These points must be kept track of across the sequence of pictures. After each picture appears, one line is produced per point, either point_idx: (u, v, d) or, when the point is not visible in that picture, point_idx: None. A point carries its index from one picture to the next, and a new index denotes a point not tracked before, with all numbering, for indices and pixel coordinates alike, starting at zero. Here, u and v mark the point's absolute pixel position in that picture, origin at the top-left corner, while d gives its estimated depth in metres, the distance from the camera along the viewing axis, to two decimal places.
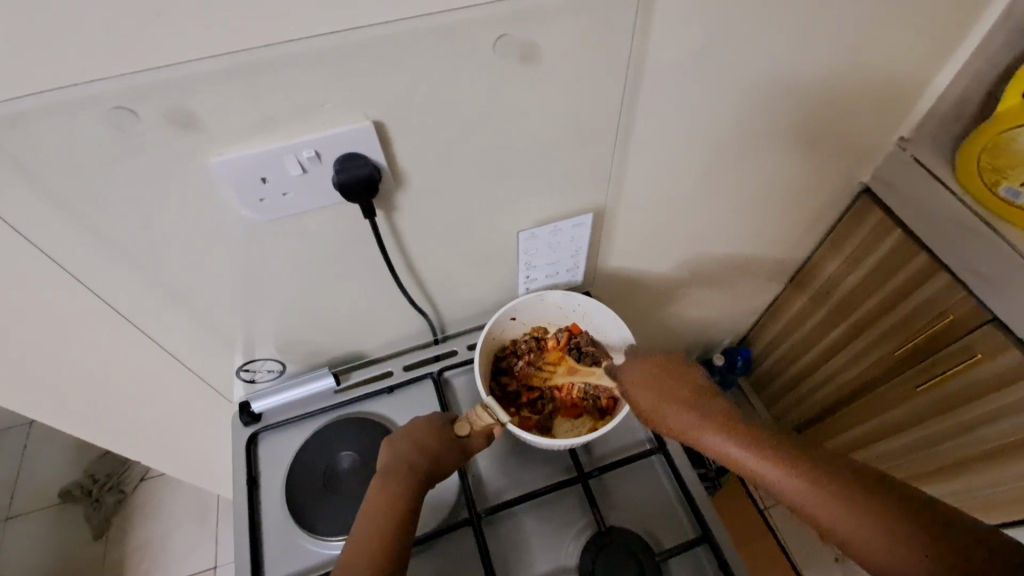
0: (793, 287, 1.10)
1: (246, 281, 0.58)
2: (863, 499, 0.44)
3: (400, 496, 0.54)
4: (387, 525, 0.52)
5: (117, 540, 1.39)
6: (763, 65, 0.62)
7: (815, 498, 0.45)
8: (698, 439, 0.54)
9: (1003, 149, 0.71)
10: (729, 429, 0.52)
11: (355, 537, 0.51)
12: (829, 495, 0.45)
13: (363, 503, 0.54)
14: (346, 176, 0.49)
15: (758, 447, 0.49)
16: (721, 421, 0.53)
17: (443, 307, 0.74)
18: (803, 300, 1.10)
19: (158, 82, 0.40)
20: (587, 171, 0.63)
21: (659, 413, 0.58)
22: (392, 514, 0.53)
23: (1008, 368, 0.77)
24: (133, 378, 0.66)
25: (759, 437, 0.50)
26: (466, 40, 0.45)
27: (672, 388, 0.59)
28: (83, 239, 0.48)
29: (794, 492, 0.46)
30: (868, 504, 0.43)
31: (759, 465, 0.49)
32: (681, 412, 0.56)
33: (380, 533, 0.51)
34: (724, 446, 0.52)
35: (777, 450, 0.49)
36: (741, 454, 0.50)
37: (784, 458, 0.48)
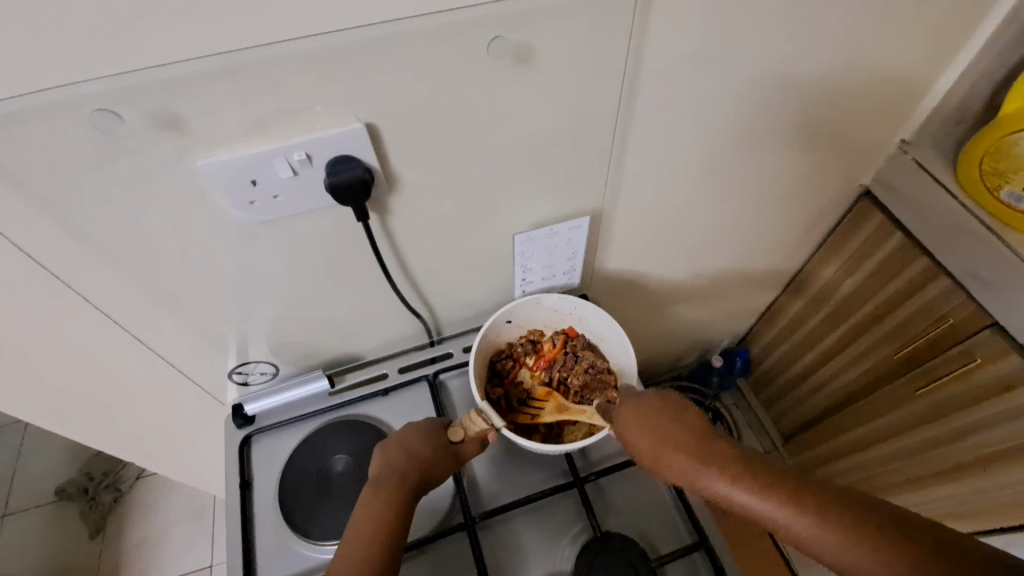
0: (792, 289, 1.10)
1: (238, 283, 0.57)
2: (885, 545, 0.38)
3: (391, 504, 0.53)
4: (377, 534, 0.51)
5: (113, 538, 1.39)
6: (763, 66, 0.61)
7: (835, 547, 0.40)
8: (703, 488, 0.48)
9: (1005, 152, 0.70)
10: (728, 471, 0.46)
11: (344, 547, 0.51)
12: (847, 542, 0.39)
13: (354, 511, 0.54)
14: (338, 179, 0.48)
15: (763, 490, 0.44)
16: (720, 459, 0.48)
17: (438, 309, 0.73)
18: (802, 302, 1.09)
19: (144, 83, 0.39)
20: (584, 173, 0.63)
21: (651, 454, 0.53)
22: (382, 523, 0.52)
23: (1009, 373, 0.77)
24: (124, 380, 0.65)
25: (764, 477, 0.45)
26: (460, 41, 0.44)
27: (664, 425, 0.53)
28: (69, 242, 0.47)
29: (810, 539, 0.41)
30: (890, 549, 0.38)
31: (767, 510, 0.43)
32: (677, 455, 0.50)
33: (371, 544, 0.50)
34: (732, 496, 0.45)
35: (784, 491, 0.43)
36: (747, 499, 0.44)
37: (793, 499, 0.42)
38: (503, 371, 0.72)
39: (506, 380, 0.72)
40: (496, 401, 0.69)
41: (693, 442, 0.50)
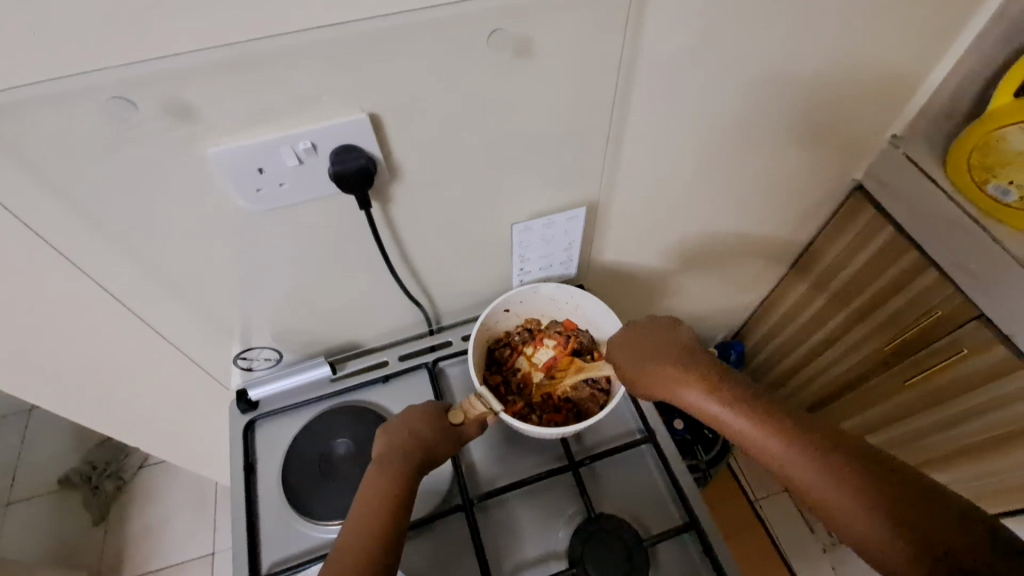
0: (786, 283, 1.12)
1: (244, 269, 0.59)
2: (846, 468, 0.45)
3: (395, 483, 0.55)
4: (381, 512, 0.53)
5: (116, 526, 1.40)
6: (756, 61, 0.62)
7: (799, 464, 0.46)
8: (681, 398, 0.55)
9: (993, 147, 0.72)
10: (716, 389, 0.53)
11: (350, 526, 0.52)
12: (811, 461, 0.46)
13: (359, 489, 0.56)
14: (343, 168, 0.50)
15: (747, 411, 0.50)
16: (710, 380, 0.54)
17: (438, 298, 0.75)
18: (796, 295, 1.11)
19: (158, 71, 0.41)
20: (582, 165, 0.64)
21: (647, 367, 0.59)
22: (386, 501, 0.54)
23: (996, 363, 0.78)
24: (131, 365, 0.67)
25: (748, 400, 0.51)
26: (460, 33, 0.46)
27: (664, 348, 0.60)
28: (82, 227, 0.49)
29: (776, 455, 0.48)
30: (850, 472, 0.45)
31: (744, 427, 0.50)
32: (669, 366, 0.57)
33: (376, 522, 0.52)
34: (707, 405, 0.53)
35: (763, 414, 0.50)
36: (725, 413, 0.51)
37: (769, 422, 0.49)
38: (504, 359, 0.74)
39: (506, 368, 0.74)
40: (494, 386, 0.71)
41: (689, 359, 0.57)
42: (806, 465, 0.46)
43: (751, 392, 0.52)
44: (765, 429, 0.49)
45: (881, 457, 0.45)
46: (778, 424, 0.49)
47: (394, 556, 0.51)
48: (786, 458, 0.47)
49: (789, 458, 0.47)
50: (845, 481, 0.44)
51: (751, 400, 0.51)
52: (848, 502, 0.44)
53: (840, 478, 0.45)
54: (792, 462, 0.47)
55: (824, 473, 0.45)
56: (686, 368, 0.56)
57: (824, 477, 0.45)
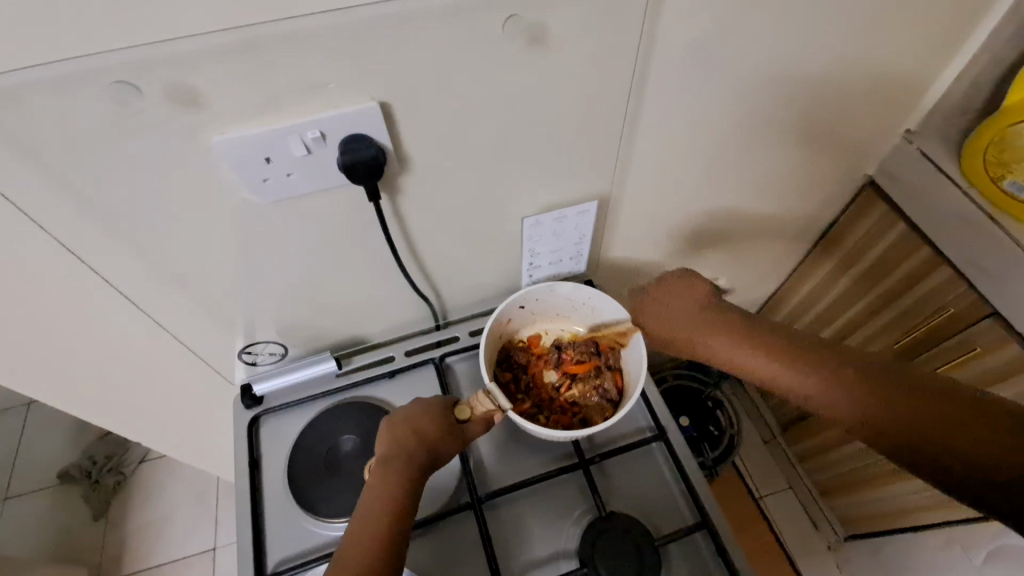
0: (794, 280, 1.11)
1: (250, 261, 0.58)
2: (834, 370, 0.53)
3: (399, 484, 0.54)
4: (385, 515, 0.52)
5: (116, 520, 1.40)
6: (774, 51, 0.61)
7: (791, 376, 0.55)
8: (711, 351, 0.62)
9: (1008, 143, 0.71)
10: (716, 327, 0.62)
11: (356, 525, 0.52)
12: (805, 371, 0.54)
13: (363, 489, 0.55)
14: (351, 158, 0.48)
15: (743, 341, 0.60)
16: (708, 320, 0.63)
17: (445, 293, 0.74)
18: (803, 293, 1.10)
19: (162, 55, 0.40)
20: (594, 157, 0.63)
21: (657, 318, 0.67)
22: (391, 502, 0.53)
23: (1009, 362, 0.77)
24: (134, 358, 0.65)
25: (744, 333, 0.60)
26: (474, 18, 0.44)
27: (671, 296, 0.67)
28: (83, 217, 0.48)
29: (773, 373, 0.56)
30: (841, 374, 0.52)
31: (745, 355, 0.59)
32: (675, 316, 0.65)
33: (380, 523, 0.52)
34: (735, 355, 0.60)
35: (760, 343, 0.59)
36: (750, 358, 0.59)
37: (764, 346, 0.58)
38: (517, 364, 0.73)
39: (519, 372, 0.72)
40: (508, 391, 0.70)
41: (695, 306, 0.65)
42: (802, 375, 0.54)
43: (747, 326, 0.61)
44: (761, 352, 0.58)
45: (867, 357, 0.53)
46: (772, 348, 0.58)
47: (401, 559, 0.51)
48: (781, 373, 0.56)
49: (782, 373, 0.56)
50: (836, 382, 0.52)
51: (749, 332, 0.60)
52: (841, 401, 0.51)
53: (834, 382, 0.52)
54: (787, 375, 0.55)
55: (814, 378, 0.53)
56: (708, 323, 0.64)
57: (846, 398, 0.51)
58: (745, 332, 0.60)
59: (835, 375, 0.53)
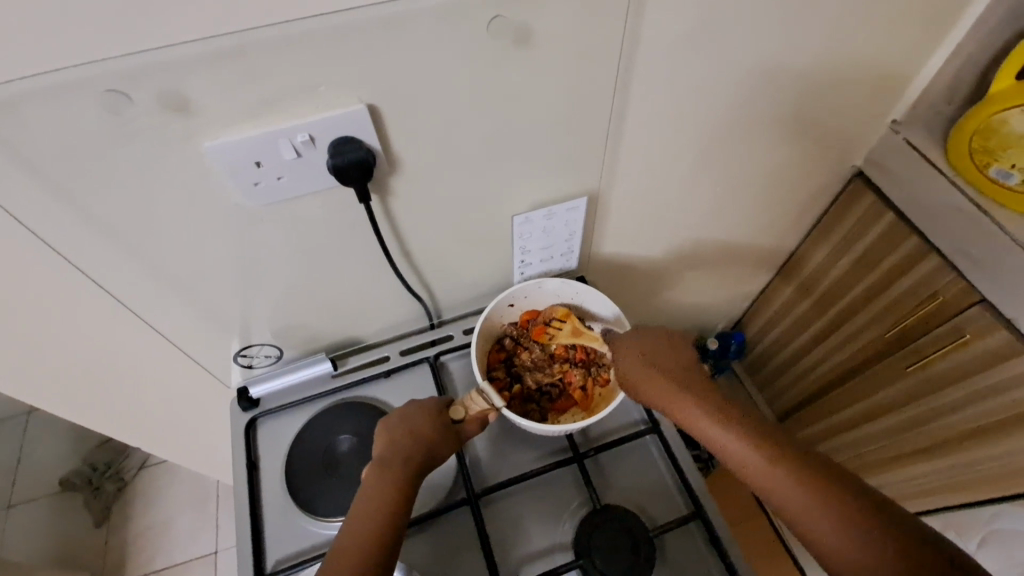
0: (779, 279, 1.14)
1: (243, 265, 0.58)
2: (834, 494, 0.47)
3: (397, 482, 0.55)
4: (380, 512, 0.53)
5: (118, 526, 1.40)
6: (758, 45, 0.61)
7: (783, 484, 0.49)
8: (676, 413, 0.59)
9: (995, 130, 0.72)
10: (709, 406, 0.57)
11: (349, 526, 0.52)
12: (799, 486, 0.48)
13: (359, 490, 0.55)
14: (341, 160, 0.49)
15: (737, 429, 0.53)
16: (701, 395, 0.58)
17: (439, 291, 0.74)
18: (787, 291, 1.14)
19: (153, 64, 0.40)
20: (582, 154, 0.63)
21: (647, 383, 0.62)
22: (385, 498, 0.54)
23: (996, 348, 0.78)
24: (132, 364, 0.66)
25: (726, 413, 0.56)
26: (458, 19, 0.45)
27: (664, 365, 0.63)
28: (77, 225, 0.48)
29: (762, 476, 0.50)
30: (840, 502, 0.46)
31: (735, 443, 0.53)
32: (662, 384, 0.61)
33: (374, 524, 0.52)
34: (704, 428, 0.56)
35: (755, 434, 0.52)
36: (718, 433, 0.54)
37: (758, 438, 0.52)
38: (507, 353, 0.73)
39: (510, 361, 0.73)
40: (498, 382, 0.70)
41: (693, 384, 0.60)
42: (794, 487, 0.48)
43: (730, 406, 0.57)
44: (755, 446, 0.51)
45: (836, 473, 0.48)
46: (767, 445, 0.51)
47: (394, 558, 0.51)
48: (772, 477, 0.49)
49: (771, 477, 0.49)
50: (832, 508, 0.46)
51: (742, 419, 0.54)
52: (832, 533, 0.45)
53: (827, 507, 0.46)
54: (777, 481, 0.49)
55: (807, 497, 0.47)
56: (676, 386, 0.60)
57: (810, 507, 0.47)
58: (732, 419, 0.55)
59: (830, 499, 0.47)
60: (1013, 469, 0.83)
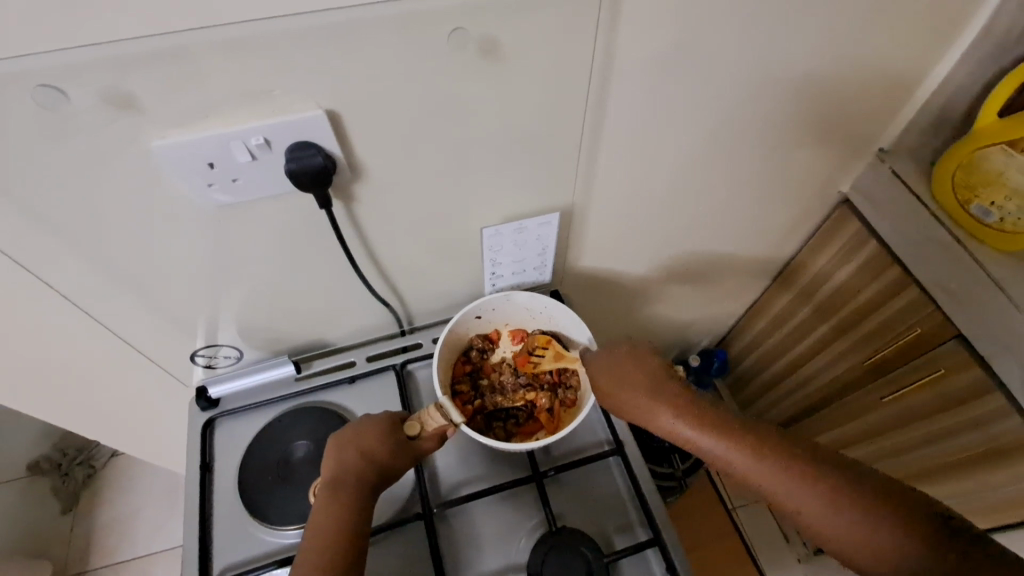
0: (777, 286, 1.08)
1: (200, 266, 0.57)
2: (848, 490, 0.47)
3: (349, 509, 0.53)
4: (330, 544, 0.51)
5: (85, 515, 1.38)
6: (736, 68, 0.60)
7: (799, 493, 0.48)
8: (665, 428, 0.56)
9: (975, 167, 0.72)
10: (699, 422, 0.54)
11: (301, 557, 0.51)
12: (814, 492, 0.48)
13: (309, 518, 0.54)
14: (297, 165, 0.48)
15: (741, 444, 0.51)
16: (688, 410, 0.55)
17: (408, 299, 0.73)
18: (786, 298, 1.07)
19: (93, 59, 0.39)
20: (555, 167, 0.62)
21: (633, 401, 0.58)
22: (337, 528, 0.52)
23: (969, 386, 0.77)
24: (85, 360, 0.65)
25: (716, 424, 0.54)
26: (419, 28, 0.44)
27: (639, 379, 0.59)
28: (16, 219, 0.47)
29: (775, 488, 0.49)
30: (855, 497, 0.47)
31: (742, 459, 0.51)
32: (650, 403, 0.57)
33: (327, 552, 0.51)
34: (700, 444, 0.53)
35: (753, 442, 0.51)
36: (715, 447, 0.52)
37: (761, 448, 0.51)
38: (473, 366, 0.73)
39: (475, 375, 0.73)
40: (460, 397, 0.70)
41: (675, 396, 0.57)
42: (810, 493, 0.48)
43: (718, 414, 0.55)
44: (760, 459, 0.50)
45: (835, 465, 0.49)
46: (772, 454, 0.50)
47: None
48: (789, 487, 0.49)
49: (786, 489, 0.49)
50: (854, 510, 0.46)
51: (737, 428, 0.53)
52: (853, 531, 0.46)
53: (846, 509, 0.47)
54: (792, 492, 0.48)
55: (827, 501, 0.47)
56: (659, 398, 0.57)
57: (825, 510, 0.47)
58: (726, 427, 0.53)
59: (847, 497, 0.47)
60: (988, 503, 0.83)
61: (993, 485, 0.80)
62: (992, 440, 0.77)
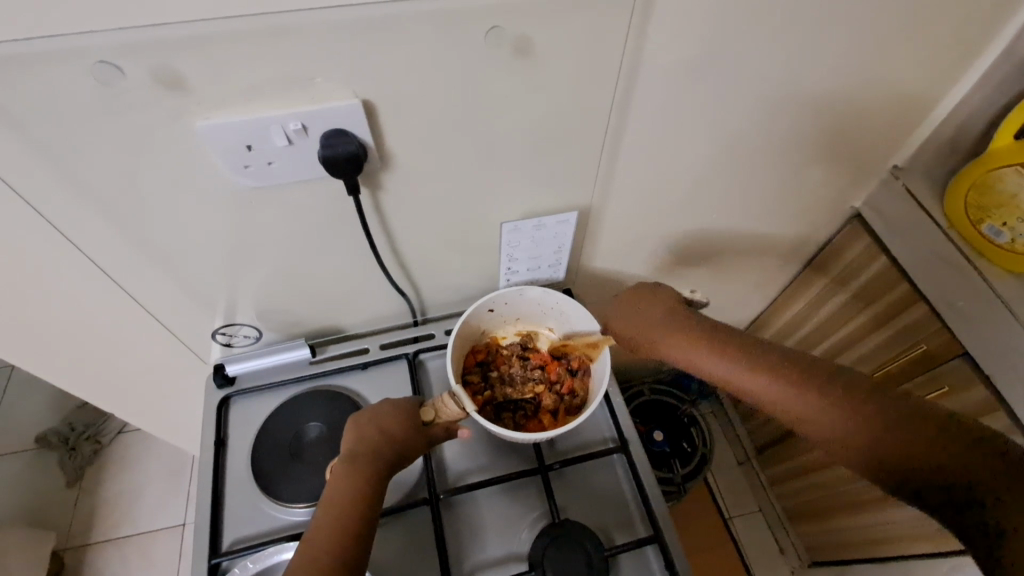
0: (808, 274, 1.02)
1: (229, 244, 0.59)
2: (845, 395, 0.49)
3: (365, 482, 0.55)
4: (348, 510, 0.52)
5: (90, 488, 1.40)
6: (758, 78, 0.62)
7: (789, 402, 0.52)
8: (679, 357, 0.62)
9: (989, 187, 0.73)
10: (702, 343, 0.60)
11: (317, 528, 0.51)
12: (804, 399, 0.51)
13: (325, 491, 0.54)
14: (331, 152, 0.50)
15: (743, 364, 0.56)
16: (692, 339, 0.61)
17: (424, 290, 0.75)
18: (817, 289, 1.02)
19: (149, 40, 0.41)
20: (576, 168, 0.64)
21: (646, 335, 0.65)
22: (351, 497, 0.53)
23: (972, 404, 0.77)
24: (110, 331, 0.67)
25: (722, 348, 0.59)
26: (456, 26, 0.46)
27: (652, 315, 0.66)
28: (62, 189, 0.49)
29: (768, 400, 0.54)
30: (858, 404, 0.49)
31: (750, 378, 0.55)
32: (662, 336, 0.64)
33: (343, 524, 0.51)
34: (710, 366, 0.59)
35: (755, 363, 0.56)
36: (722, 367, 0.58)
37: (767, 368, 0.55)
38: (485, 356, 0.75)
39: (486, 365, 0.74)
40: (470, 386, 0.71)
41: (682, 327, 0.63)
42: (799, 400, 0.51)
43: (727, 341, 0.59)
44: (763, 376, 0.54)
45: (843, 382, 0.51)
46: (763, 367, 0.55)
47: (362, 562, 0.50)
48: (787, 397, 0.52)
49: (779, 400, 0.53)
50: (856, 411, 0.48)
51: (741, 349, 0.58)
52: (852, 430, 0.48)
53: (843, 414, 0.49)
54: (782, 401, 0.52)
55: (814, 404, 0.50)
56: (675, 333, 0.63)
57: (823, 415, 0.50)
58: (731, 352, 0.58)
59: (838, 401, 0.49)
60: None
61: None
62: None
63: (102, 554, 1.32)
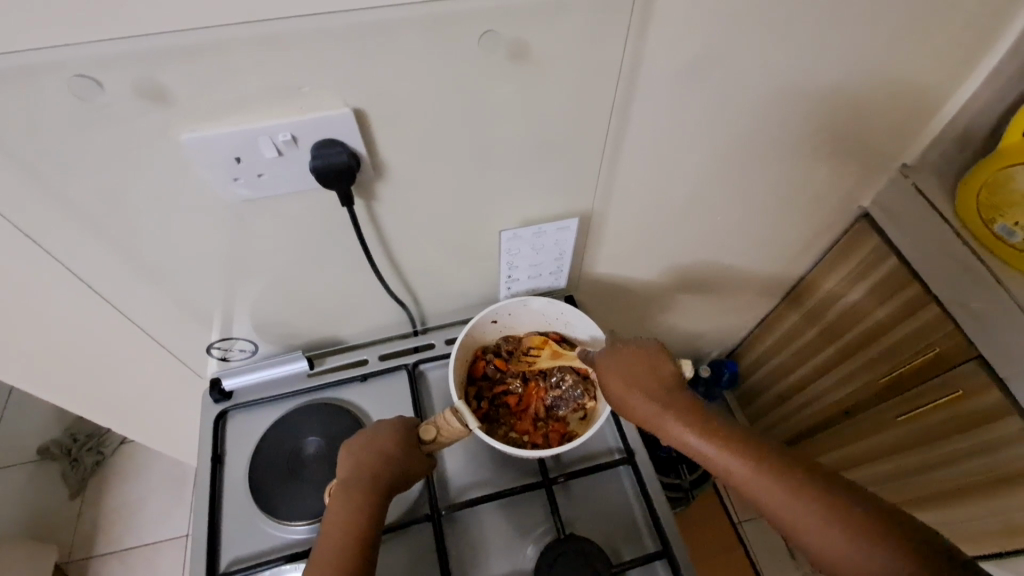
0: (788, 303, 1.07)
1: (221, 257, 0.57)
2: (830, 502, 0.45)
3: (362, 513, 0.53)
4: (354, 546, 0.51)
5: (93, 500, 1.40)
6: (763, 77, 0.60)
7: (797, 512, 0.46)
8: (659, 426, 0.54)
9: (1002, 185, 0.70)
10: (690, 418, 0.53)
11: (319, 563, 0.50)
12: (806, 502, 0.46)
13: (324, 524, 0.53)
14: (322, 163, 0.48)
15: (731, 447, 0.50)
16: (699, 419, 0.53)
17: (423, 299, 0.73)
18: (796, 317, 1.07)
19: (128, 52, 0.39)
20: (577, 173, 0.62)
21: (636, 399, 0.56)
22: (355, 558, 0.50)
23: (988, 408, 0.76)
24: (102, 347, 0.65)
25: (704, 420, 0.53)
26: (447, 31, 0.44)
27: (650, 381, 0.57)
28: (45, 206, 0.48)
29: (772, 500, 0.47)
30: (837, 513, 0.45)
31: (735, 467, 0.49)
32: (653, 404, 0.55)
33: (343, 560, 0.50)
34: (690, 442, 0.52)
35: (744, 448, 0.49)
36: (707, 447, 0.51)
37: (751, 456, 0.49)
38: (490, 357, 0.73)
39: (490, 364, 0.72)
40: (479, 412, 0.69)
41: (676, 398, 0.55)
42: (811, 511, 0.45)
43: (709, 415, 0.53)
44: (750, 465, 0.48)
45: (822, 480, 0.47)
46: (777, 470, 0.48)
47: None
48: (766, 490, 0.47)
49: (788, 508, 0.46)
50: (839, 518, 0.44)
51: (725, 429, 0.51)
52: (832, 537, 0.44)
53: (831, 519, 0.44)
54: (792, 510, 0.46)
55: (828, 523, 0.44)
56: (658, 399, 0.55)
57: (806, 513, 0.45)
58: (716, 428, 0.52)
59: (822, 504, 0.45)
60: (1004, 527, 0.81)
61: (1008, 510, 0.79)
62: (1011, 463, 0.75)
63: (106, 566, 1.31)
